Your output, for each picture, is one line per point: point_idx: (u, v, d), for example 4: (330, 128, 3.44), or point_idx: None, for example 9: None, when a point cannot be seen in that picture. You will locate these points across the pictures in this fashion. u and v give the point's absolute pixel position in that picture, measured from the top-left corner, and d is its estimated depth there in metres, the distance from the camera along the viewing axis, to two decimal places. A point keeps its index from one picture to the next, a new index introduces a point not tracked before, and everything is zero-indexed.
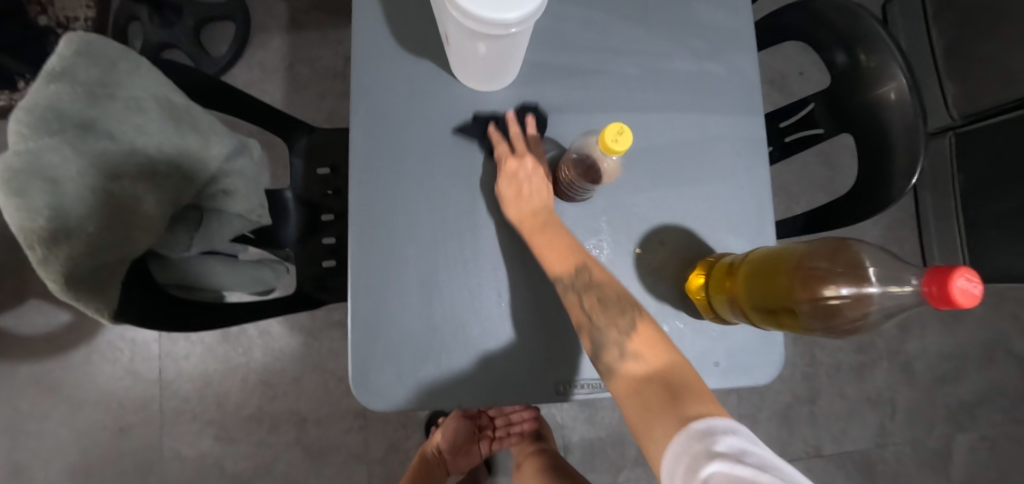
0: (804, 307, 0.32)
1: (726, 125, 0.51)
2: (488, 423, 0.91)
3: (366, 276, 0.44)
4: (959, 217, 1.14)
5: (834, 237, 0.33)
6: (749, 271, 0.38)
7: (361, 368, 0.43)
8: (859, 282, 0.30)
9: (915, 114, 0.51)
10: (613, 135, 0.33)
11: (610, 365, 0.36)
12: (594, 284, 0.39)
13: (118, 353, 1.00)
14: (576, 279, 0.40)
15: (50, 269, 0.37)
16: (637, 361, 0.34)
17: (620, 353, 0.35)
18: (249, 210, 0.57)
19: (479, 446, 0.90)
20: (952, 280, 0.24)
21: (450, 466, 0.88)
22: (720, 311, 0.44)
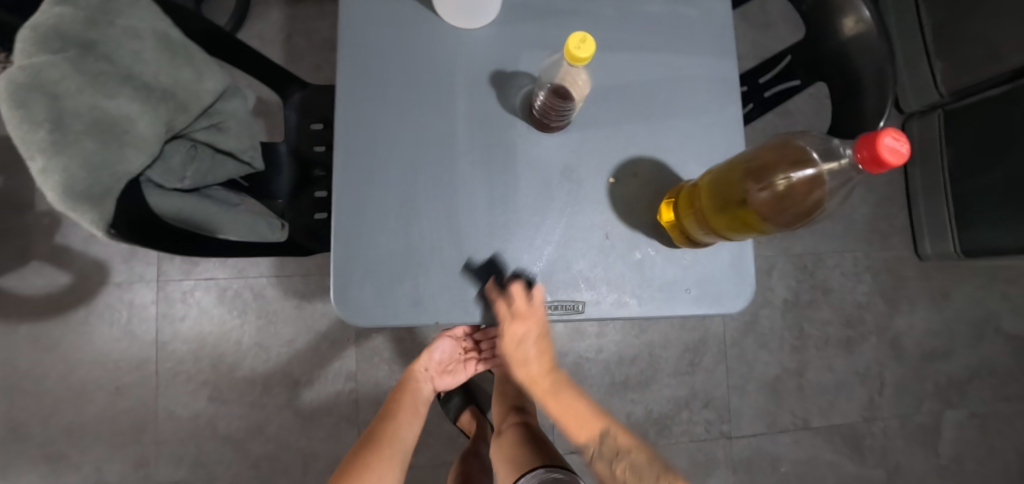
0: (758, 197, 0.35)
1: (698, 66, 0.53)
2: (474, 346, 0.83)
3: (348, 200, 0.46)
4: (948, 192, 1.14)
5: (781, 135, 0.36)
6: (706, 184, 0.41)
7: (342, 284, 0.45)
8: (804, 166, 0.34)
9: (884, 58, 0.54)
10: (577, 43, 0.36)
11: None
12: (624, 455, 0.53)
13: (115, 315, 1.02)
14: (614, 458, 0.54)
15: (47, 177, 0.39)
16: None
17: None
18: (240, 149, 0.61)
19: (466, 367, 0.83)
20: (880, 138, 0.27)
21: (437, 384, 0.82)
22: (690, 233, 0.46)
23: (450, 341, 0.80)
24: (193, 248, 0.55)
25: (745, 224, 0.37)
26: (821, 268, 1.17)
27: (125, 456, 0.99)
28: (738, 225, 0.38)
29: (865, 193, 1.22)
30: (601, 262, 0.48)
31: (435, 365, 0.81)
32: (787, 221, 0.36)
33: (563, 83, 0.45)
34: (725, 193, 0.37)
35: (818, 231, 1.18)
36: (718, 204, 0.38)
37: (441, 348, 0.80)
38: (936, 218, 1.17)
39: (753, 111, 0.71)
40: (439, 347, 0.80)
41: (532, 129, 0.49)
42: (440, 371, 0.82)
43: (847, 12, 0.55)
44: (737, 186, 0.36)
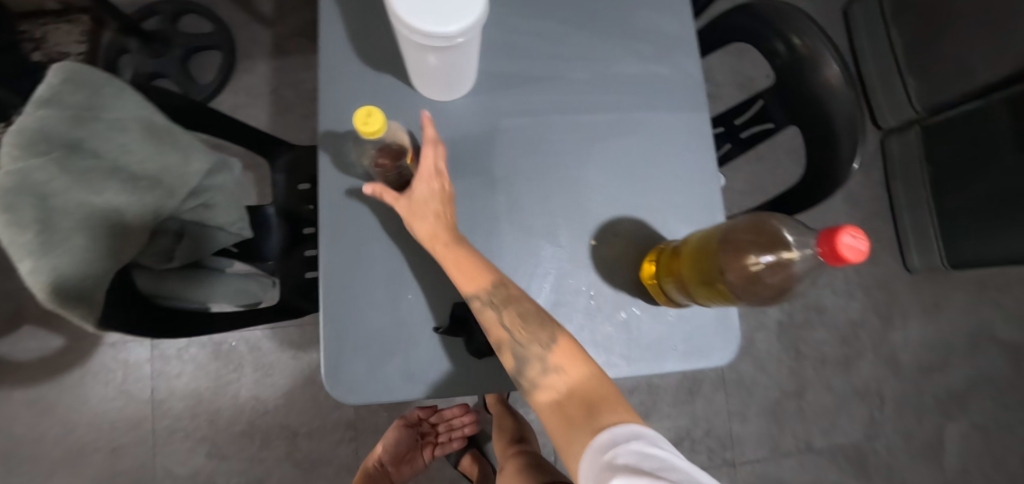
0: (731, 277, 0.36)
1: (673, 123, 0.55)
2: (430, 430, 0.96)
3: (335, 277, 0.47)
4: (930, 206, 1.16)
5: (758, 214, 0.37)
6: (688, 249, 0.42)
7: (333, 363, 0.46)
8: (773, 251, 0.35)
9: (851, 105, 0.55)
10: (363, 118, 0.35)
11: (533, 380, 0.40)
12: (513, 298, 0.43)
13: (110, 375, 1.01)
14: (492, 294, 0.42)
15: (37, 278, 0.39)
16: (559, 375, 0.39)
17: (543, 368, 0.39)
18: (229, 222, 0.61)
19: (422, 453, 0.93)
20: (840, 236, 0.28)
21: (394, 477, 0.90)
22: (670, 294, 0.46)
23: (403, 431, 0.92)
24: (189, 329, 0.56)
25: (720, 297, 0.38)
26: (812, 287, 1.18)
27: None
28: (714, 295, 0.39)
29: (852, 210, 1.24)
30: (589, 324, 0.49)
31: (390, 455, 0.91)
32: (761, 297, 0.37)
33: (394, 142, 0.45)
34: (702, 267, 0.38)
35: None
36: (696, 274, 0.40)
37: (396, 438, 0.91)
38: (921, 232, 1.18)
39: (733, 149, 0.75)
40: (393, 438, 0.91)
41: (515, 194, 0.51)
42: (397, 462, 0.91)
43: (814, 59, 0.57)
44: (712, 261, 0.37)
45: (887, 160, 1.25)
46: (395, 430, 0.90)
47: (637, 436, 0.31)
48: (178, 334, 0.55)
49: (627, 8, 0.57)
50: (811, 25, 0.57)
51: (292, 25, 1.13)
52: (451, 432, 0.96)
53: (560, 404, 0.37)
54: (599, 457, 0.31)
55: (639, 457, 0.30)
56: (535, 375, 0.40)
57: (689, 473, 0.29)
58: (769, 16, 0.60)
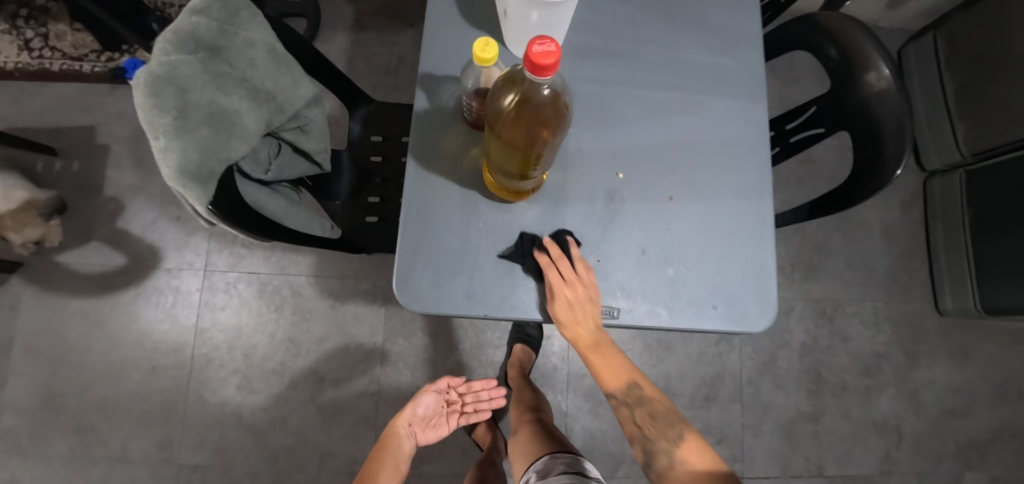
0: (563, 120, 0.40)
1: (734, 109, 0.59)
2: (458, 399, 0.92)
3: (417, 198, 0.52)
4: (967, 249, 1.16)
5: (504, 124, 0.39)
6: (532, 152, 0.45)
7: (404, 272, 0.51)
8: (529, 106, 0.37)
9: (900, 116, 0.59)
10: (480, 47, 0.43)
11: (658, 464, 0.56)
12: (644, 403, 0.58)
13: (161, 298, 1.08)
14: (626, 397, 0.59)
15: (167, 154, 0.45)
16: (679, 457, 0.55)
17: (669, 458, 0.55)
18: (315, 151, 0.67)
19: (449, 420, 0.91)
20: (532, 50, 0.30)
21: (420, 438, 0.88)
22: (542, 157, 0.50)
23: (432, 395, 0.89)
24: (265, 233, 0.61)
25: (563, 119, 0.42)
26: (839, 314, 1.19)
27: (151, 435, 1.03)
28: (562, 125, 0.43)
29: (886, 244, 1.25)
30: (637, 275, 0.53)
31: (419, 419, 0.89)
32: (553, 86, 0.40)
33: (482, 85, 0.49)
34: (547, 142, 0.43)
35: (837, 277, 1.21)
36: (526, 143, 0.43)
37: (425, 402, 0.89)
38: (956, 274, 1.18)
39: (779, 153, 0.80)
40: (422, 402, 0.89)
41: (584, 149, 0.55)
42: (424, 426, 0.89)
43: (869, 69, 0.61)
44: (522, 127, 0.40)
45: (930, 201, 1.27)
46: (426, 394, 0.87)
47: None
48: (255, 235, 0.59)
49: (700, 4, 0.62)
50: (868, 38, 0.62)
51: (373, 3, 1.22)
52: (477, 403, 0.92)
53: (685, 477, 0.53)
54: None
55: None
56: (659, 461, 0.56)
57: None
58: (830, 28, 0.65)
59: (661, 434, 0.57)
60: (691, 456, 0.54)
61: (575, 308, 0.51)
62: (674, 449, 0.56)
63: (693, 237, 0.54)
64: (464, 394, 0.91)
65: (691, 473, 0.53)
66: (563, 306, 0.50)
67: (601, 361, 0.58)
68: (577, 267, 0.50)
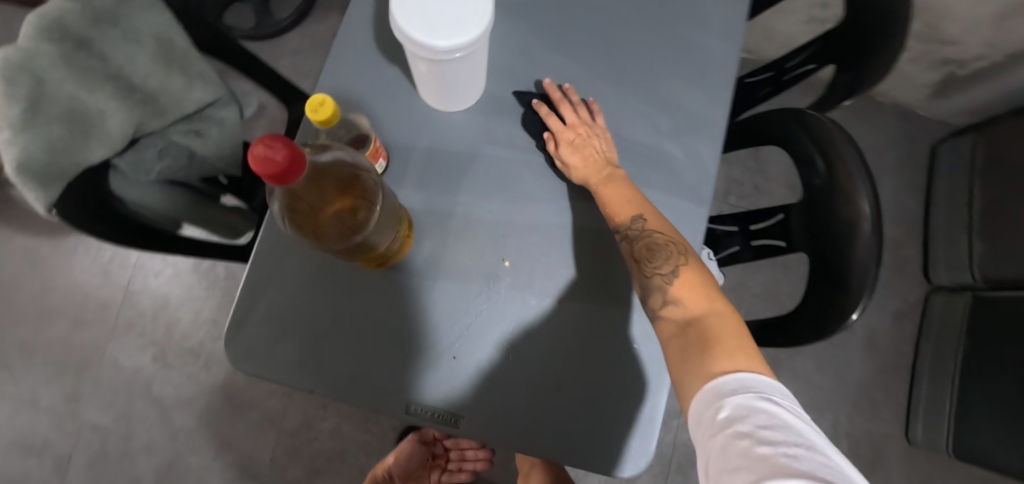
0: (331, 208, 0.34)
1: (664, 207, 0.51)
2: (442, 454, 0.96)
3: (270, 243, 0.47)
4: (954, 382, 1.03)
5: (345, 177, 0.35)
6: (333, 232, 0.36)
7: (237, 322, 0.46)
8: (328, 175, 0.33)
9: (871, 255, 0.49)
10: (315, 104, 0.35)
11: (653, 309, 0.42)
12: (649, 233, 0.45)
13: (99, 252, 1.07)
14: (630, 229, 0.45)
15: (8, 150, 0.42)
16: (677, 307, 0.41)
17: (663, 299, 0.42)
18: (216, 155, 0.63)
19: (430, 474, 0.93)
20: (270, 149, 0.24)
21: None
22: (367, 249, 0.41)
23: (415, 447, 0.91)
24: (154, 243, 0.58)
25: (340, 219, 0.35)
26: None
27: (61, 386, 1.03)
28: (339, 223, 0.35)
29: (865, 354, 1.13)
30: (497, 380, 0.46)
31: (400, 470, 0.89)
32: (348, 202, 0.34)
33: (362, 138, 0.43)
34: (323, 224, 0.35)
35: (801, 377, 1.11)
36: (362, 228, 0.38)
37: (407, 454, 0.90)
38: (934, 405, 1.06)
39: (741, 252, 0.70)
40: (405, 452, 0.90)
41: (474, 223, 0.48)
42: (405, 479, 0.89)
43: (849, 190, 0.51)
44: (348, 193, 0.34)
45: (927, 317, 1.15)
46: (408, 443, 0.90)
47: (747, 387, 0.32)
48: (143, 246, 0.57)
49: (660, 76, 0.54)
50: (852, 153, 0.52)
51: None
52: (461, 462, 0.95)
53: (684, 330, 0.39)
54: (715, 398, 0.32)
55: (747, 416, 0.30)
56: (655, 305, 0.42)
57: (799, 435, 0.28)
58: (815, 131, 0.56)
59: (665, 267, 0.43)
60: (689, 299, 0.41)
61: (569, 155, 0.48)
62: (670, 287, 0.42)
63: (575, 349, 0.47)
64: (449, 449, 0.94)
65: (688, 324, 0.39)
66: (571, 152, 0.48)
67: (614, 190, 0.47)
68: (577, 109, 0.50)
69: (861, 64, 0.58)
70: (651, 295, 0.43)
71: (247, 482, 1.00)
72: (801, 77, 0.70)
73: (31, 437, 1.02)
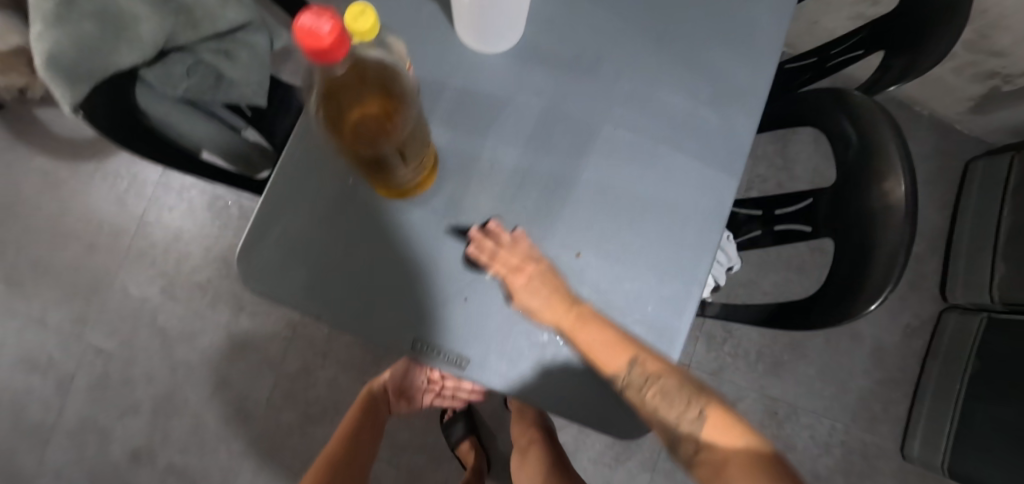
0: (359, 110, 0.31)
1: (693, 176, 0.49)
2: (439, 382, 0.88)
3: (290, 165, 0.45)
4: (958, 402, 1.02)
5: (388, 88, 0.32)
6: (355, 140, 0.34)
7: (250, 242, 0.45)
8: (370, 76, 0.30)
9: (902, 244, 0.47)
10: None
11: (688, 455, 0.40)
12: (650, 377, 0.42)
13: (117, 180, 1.07)
14: (629, 376, 0.42)
15: (41, 42, 0.43)
16: (708, 445, 0.39)
17: (694, 446, 0.40)
18: (246, 84, 0.62)
19: (422, 398, 0.88)
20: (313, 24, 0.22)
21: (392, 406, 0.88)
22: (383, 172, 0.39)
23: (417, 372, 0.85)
24: (173, 161, 0.58)
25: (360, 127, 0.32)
26: (789, 421, 1.09)
27: (69, 307, 1.05)
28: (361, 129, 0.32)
29: (869, 365, 1.12)
30: (507, 330, 0.46)
31: (393, 385, 0.87)
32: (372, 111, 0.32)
33: None
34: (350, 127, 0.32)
35: (802, 382, 1.10)
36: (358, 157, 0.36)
37: (405, 373, 0.85)
38: (934, 423, 1.05)
39: (761, 237, 0.69)
40: (404, 371, 0.85)
41: (499, 170, 0.47)
42: (399, 396, 0.88)
43: (886, 175, 0.49)
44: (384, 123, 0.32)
45: (938, 336, 1.12)
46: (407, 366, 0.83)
47: None
48: (161, 163, 0.57)
49: (704, 41, 0.52)
50: (895, 136, 0.49)
51: None
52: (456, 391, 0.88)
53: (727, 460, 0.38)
54: None
55: None
56: (689, 452, 0.40)
57: None
58: (858, 114, 0.54)
59: (676, 406, 0.42)
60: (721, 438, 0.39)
61: (531, 297, 0.44)
62: (697, 427, 0.40)
63: (588, 308, 0.46)
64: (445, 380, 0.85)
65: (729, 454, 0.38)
66: (530, 295, 0.44)
67: (593, 337, 0.42)
68: (509, 253, 0.44)
69: (916, 53, 0.55)
70: (679, 443, 0.41)
71: (242, 420, 1.01)
72: (846, 64, 0.68)
73: (37, 355, 1.04)
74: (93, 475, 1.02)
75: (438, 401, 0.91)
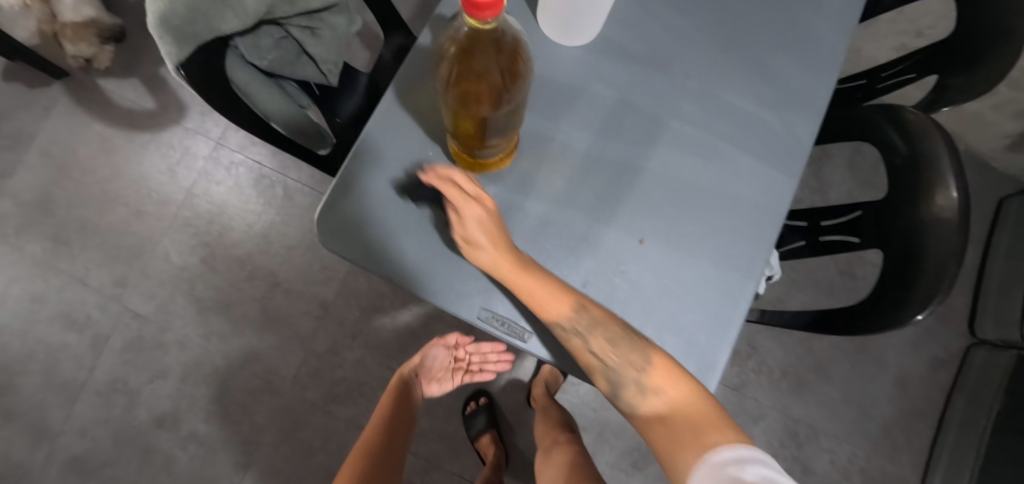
0: (489, 79, 0.33)
1: (753, 174, 0.51)
2: (465, 357, 0.92)
3: (377, 133, 0.48)
4: (982, 437, 1.02)
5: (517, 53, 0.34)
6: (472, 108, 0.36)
7: (331, 203, 0.48)
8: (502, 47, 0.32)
9: (952, 256, 0.48)
10: None
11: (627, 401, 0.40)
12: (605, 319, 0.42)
13: (170, 152, 1.11)
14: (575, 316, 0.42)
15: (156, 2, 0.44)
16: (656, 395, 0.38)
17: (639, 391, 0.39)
18: (322, 59, 0.66)
19: (453, 377, 0.91)
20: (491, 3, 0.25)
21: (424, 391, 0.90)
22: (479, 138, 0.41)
23: (442, 351, 0.91)
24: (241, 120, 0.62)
25: (475, 96, 0.34)
26: (810, 443, 1.08)
27: (112, 270, 1.08)
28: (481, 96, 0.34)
29: (894, 394, 1.11)
30: None
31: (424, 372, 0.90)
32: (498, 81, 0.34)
33: None
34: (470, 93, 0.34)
35: (824, 405, 1.09)
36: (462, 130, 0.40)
37: (435, 356, 0.91)
38: (958, 458, 1.04)
39: (803, 248, 0.71)
40: (432, 354, 0.91)
41: (568, 152, 0.49)
42: (431, 379, 0.91)
43: (936, 189, 0.51)
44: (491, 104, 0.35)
45: (964, 369, 1.11)
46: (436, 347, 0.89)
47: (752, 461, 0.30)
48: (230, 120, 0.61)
49: (769, 48, 0.54)
50: (948, 152, 0.51)
51: None
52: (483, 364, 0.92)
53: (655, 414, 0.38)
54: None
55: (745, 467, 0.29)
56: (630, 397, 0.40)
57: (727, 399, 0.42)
58: (909, 129, 0.55)
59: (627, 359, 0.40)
60: (666, 387, 0.38)
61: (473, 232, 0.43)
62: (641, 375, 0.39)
63: (647, 291, 0.48)
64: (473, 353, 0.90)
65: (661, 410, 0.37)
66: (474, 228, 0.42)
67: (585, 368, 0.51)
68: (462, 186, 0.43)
69: (974, 78, 0.57)
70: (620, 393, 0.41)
71: (267, 394, 1.03)
72: (897, 86, 0.70)
73: (75, 313, 1.07)
74: (116, 436, 1.03)
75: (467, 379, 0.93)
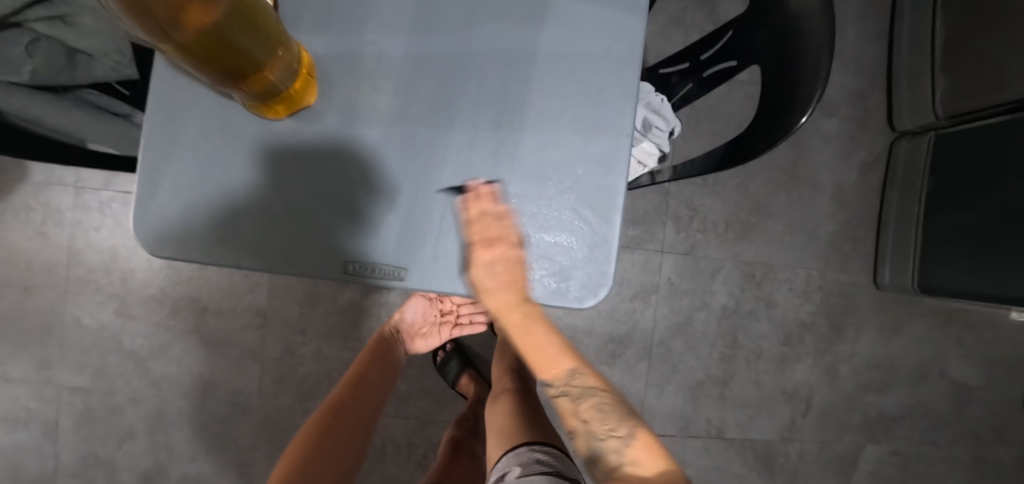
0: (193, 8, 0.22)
1: (597, 24, 0.45)
2: (451, 310, 0.92)
3: (166, 106, 0.41)
4: (918, 224, 1.06)
5: None
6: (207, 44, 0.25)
7: (142, 202, 0.42)
8: None
9: (822, 46, 0.46)
10: None
11: None
12: None
13: (28, 214, 0.98)
14: None
15: None
16: None
17: None
18: (99, 50, 0.53)
19: (439, 331, 0.91)
20: None
21: (409, 347, 0.87)
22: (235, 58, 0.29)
23: (423, 302, 0.87)
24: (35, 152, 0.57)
25: (204, 43, 0.25)
26: (769, 279, 1.12)
27: (28, 356, 0.99)
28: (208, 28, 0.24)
29: (833, 209, 1.14)
30: (434, 230, 0.43)
31: (408, 325, 0.87)
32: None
33: None
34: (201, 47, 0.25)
35: (773, 241, 1.12)
36: (261, 12, 0.30)
37: (414, 309, 0.87)
38: (901, 246, 1.10)
39: (693, 91, 0.66)
40: (411, 308, 0.87)
41: (387, 63, 0.43)
42: (413, 334, 0.88)
43: None
44: (217, 8, 0.24)
45: (893, 163, 1.14)
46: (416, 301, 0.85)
47: None
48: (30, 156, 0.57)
49: None
50: None
51: None
52: (471, 316, 0.94)
53: None
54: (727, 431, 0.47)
55: None
56: None
57: None
58: None
59: None
60: None
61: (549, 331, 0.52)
62: None
63: (514, 186, 0.44)
64: (459, 306, 0.90)
65: None
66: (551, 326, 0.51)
67: None
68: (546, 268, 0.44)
69: None
70: None
71: (241, 415, 1.01)
72: None
73: (12, 410, 1.00)
74: None
75: (456, 332, 0.94)
